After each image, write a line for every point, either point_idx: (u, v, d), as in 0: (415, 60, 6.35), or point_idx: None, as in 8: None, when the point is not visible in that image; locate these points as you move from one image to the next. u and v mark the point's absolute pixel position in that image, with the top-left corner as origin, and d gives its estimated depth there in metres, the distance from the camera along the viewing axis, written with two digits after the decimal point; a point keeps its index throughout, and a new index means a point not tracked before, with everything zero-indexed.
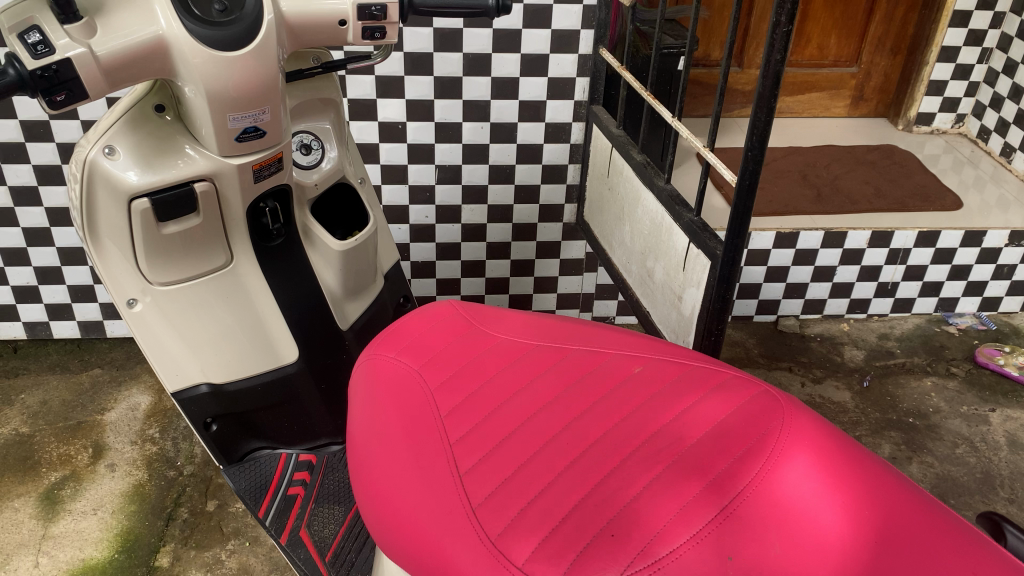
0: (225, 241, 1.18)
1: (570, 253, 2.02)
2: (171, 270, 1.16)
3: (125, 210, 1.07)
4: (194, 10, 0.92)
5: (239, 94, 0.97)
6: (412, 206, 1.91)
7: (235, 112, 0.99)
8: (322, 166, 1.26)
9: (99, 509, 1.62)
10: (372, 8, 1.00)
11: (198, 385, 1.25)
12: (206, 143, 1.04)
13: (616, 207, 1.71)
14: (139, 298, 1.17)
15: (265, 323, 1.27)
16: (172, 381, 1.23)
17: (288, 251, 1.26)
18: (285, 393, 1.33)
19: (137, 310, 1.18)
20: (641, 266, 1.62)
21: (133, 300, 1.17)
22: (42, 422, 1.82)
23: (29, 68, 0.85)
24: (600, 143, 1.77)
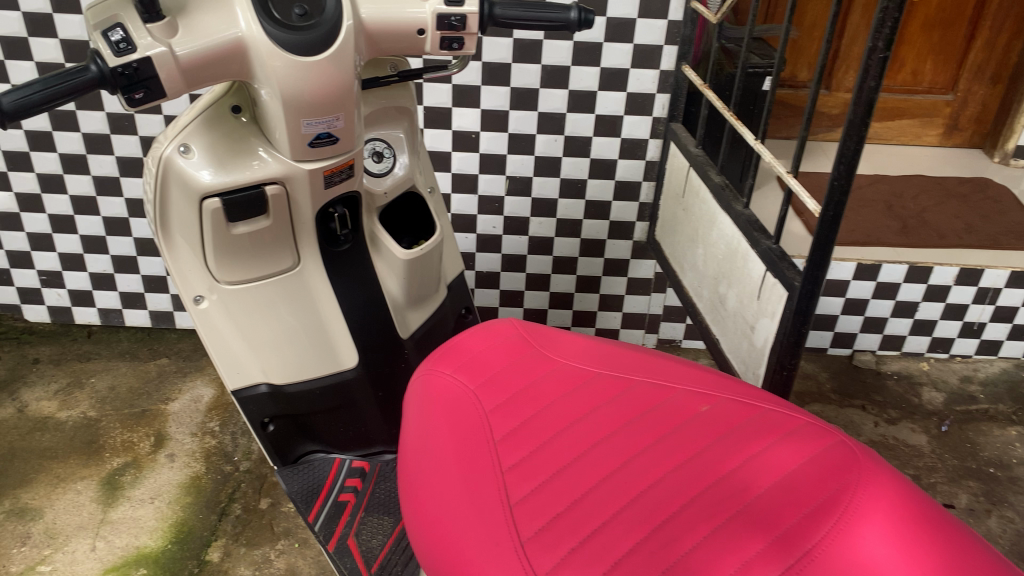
0: (293, 245, 1.18)
1: (639, 272, 1.97)
2: (238, 269, 1.18)
3: (197, 208, 1.08)
4: (274, 13, 0.92)
5: (314, 98, 0.96)
6: (480, 216, 1.89)
7: (310, 118, 0.98)
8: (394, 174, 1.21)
9: (156, 498, 1.64)
10: (451, 19, 0.98)
11: (257, 384, 1.26)
12: (279, 146, 1.03)
13: (690, 228, 1.66)
14: (206, 295, 1.20)
15: (327, 327, 1.27)
16: (233, 379, 1.25)
17: (354, 257, 1.25)
18: (342, 397, 1.32)
19: (204, 307, 1.20)
20: (713, 291, 1.56)
21: (199, 297, 1.20)
22: (109, 407, 1.88)
23: (110, 64, 0.86)
24: (676, 161, 1.72)
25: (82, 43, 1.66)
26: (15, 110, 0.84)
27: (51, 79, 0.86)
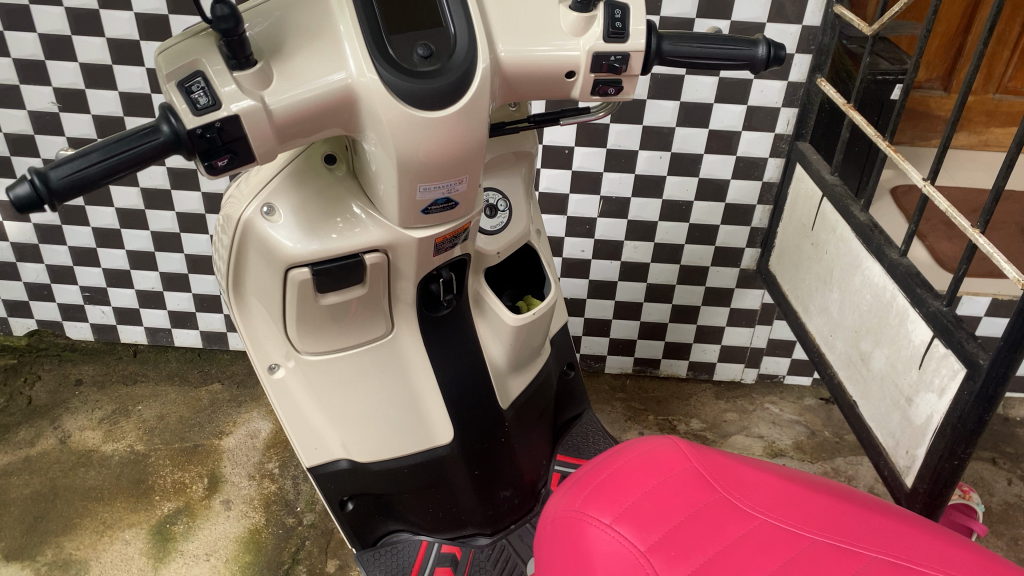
0: (388, 313, 0.99)
1: (744, 302, 1.77)
2: (323, 340, 0.99)
3: (280, 277, 0.89)
4: (390, 51, 0.72)
5: (438, 161, 0.76)
6: (568, 238, 1.69)
7: (430, 183, 0.79)
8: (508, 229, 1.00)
9: (211, 555, 1.48)
10: (611, 58, 0.77)
11: (338, 459, 1.09)
12: (384, 210, 0.84)
13: (821, 267, 1.46)
14: (282, 363, 1.03)
15: (421, 401, 1.08)
16: (311, 455, 1.08)
17: (455, 322, 1.06)
18: (435, 477, 1.13)
19: (279, 376, 1.04)
20: (853, 346, 1.36)
21: (275, 365, 1.04)
22: (158, 440, 1.72)
23: (188, 125, 0.67)
24: (804, 187, 1.51)
25: (131, 43, 1.47)
26: (66, 189, 0.65)
27: (112, 146, 0.67)
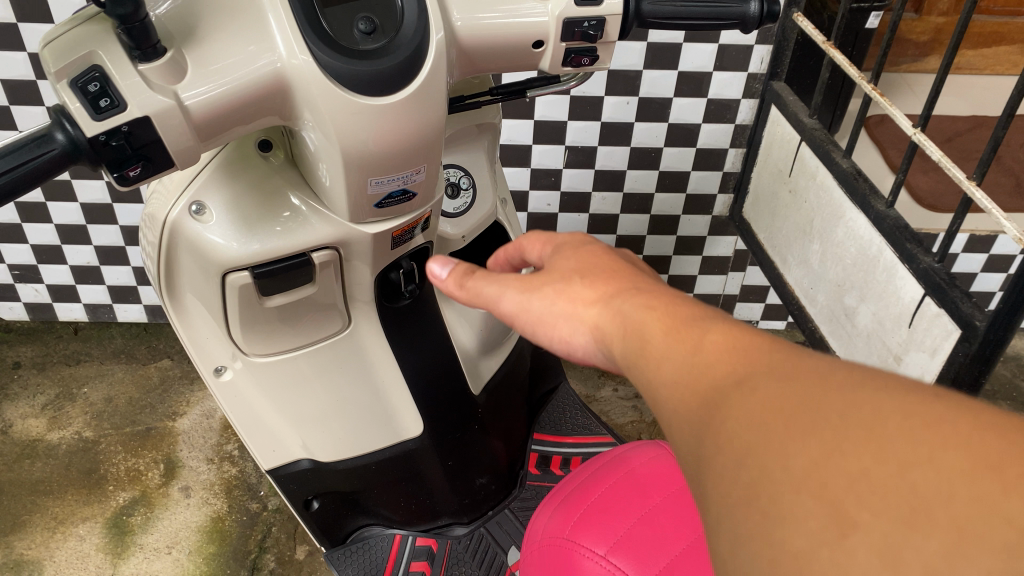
0: (344, 309, 0.89)
1: (716, 249, 1.70)
2: (272, 341, 0.90)
3: (218, 282, 0.78)
4: (325, 25, 0.61)
5: (392, 152, 0.67)
6: (533, 191, 1.59)
7: (385, 177, 0.69)
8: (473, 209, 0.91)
9: (174, 548, 1.41)
10: (584, 25, 0.67)
11: (299, 459, 1.03)
12: (332, 206, 0.73)
13: (800, 217, 1.38)
14: (229, 365, 0.94)
15: (385, 395, 1.00)
16: (269, 458, 1.01)
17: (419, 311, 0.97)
18: (406, 470, 1.07)
19: (227, 378, 0.95)
20: (836, 300, 1.30)
21: (222, 367, 0.94)
22: (107, 425, 1.62)
23: (89, 132, 0.56)
24: (780, 131, 1.42)
25: None
26: None
27: None
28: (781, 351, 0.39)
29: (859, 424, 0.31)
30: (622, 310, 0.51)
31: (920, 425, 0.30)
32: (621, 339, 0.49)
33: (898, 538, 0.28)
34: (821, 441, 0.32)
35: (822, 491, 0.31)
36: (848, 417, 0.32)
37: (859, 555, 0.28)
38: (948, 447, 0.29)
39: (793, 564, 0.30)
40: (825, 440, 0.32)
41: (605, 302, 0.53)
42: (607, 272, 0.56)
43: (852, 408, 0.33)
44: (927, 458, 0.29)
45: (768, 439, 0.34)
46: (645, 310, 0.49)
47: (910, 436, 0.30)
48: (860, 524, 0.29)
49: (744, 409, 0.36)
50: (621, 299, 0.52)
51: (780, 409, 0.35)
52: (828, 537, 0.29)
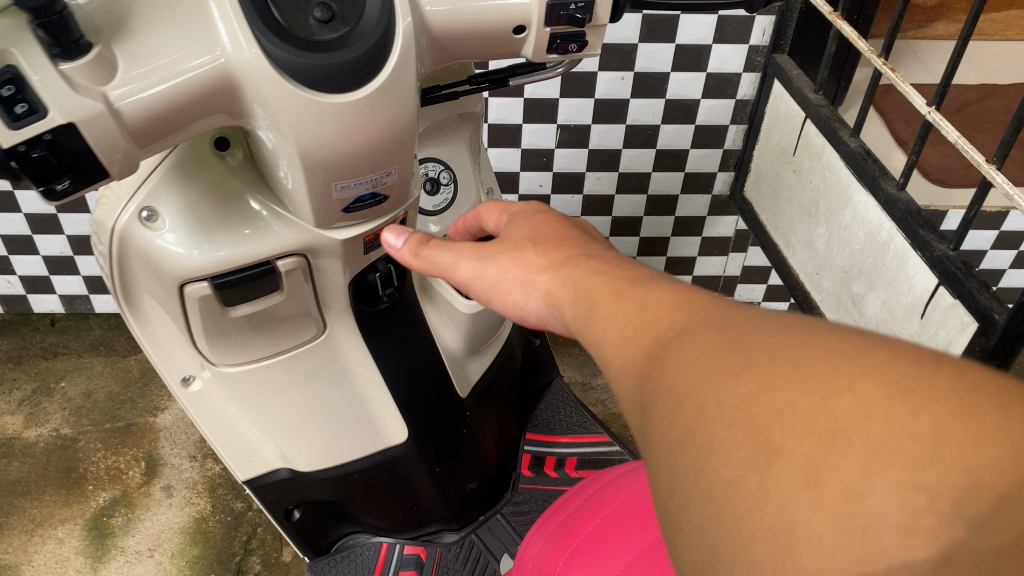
0: (318, 314, 0.83)
1: (716, 230, 1.63)
2: (241, 349, 0.83)
3: (176, 293, 0.72)
4: (274, 12, 0.53)
5: (356, 152, 0.60)
6: (523, 172, 1.52)
7: (350, 180, 0.62)
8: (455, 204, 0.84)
9: (156, 551, 1.35)
10: (571, 7, 0.60)
11: (277, 468, 0.97)
12: (296, 211, 0.67)
13: (805, 199, 1.32)
14: (198, 374, 0.87)
15: (367, 401, 0.94)
16: (245, 468, 0.95)
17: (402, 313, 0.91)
18: (390, 478, 1.01)
19: (196, 388, 0.89)
20: (843, 287, 1.24)
21: (190, 377, 0.88)
22: (86, 421, 1.57)
23: (4, 144, 0.48)
24: (783, 107, 1.35)
25: None
26: None
27: None
28: (707, 302, 0.42)
29: (775, 358, 0.33)
30: (572, 273, 0.54)
31: (835, 358, 0.32)
32: (573, 302, 0.52)
33: (823, 458, 0.30)
34: (747, 376, 0.34)
35: (747, 421, 0.32)
36: (768, 354, 0.34)
37: (783, 479, 0.31)
38: (857, 374, 0.31)
39: (724, 492, 0.32)
40: (747, 377, 0.34)
41: (556, 269, 0.56)
42: (560, 240, 0.60)
43: (776, 349, 0.34)
44: (849, 387, 0.31)
45: (697, 379, 0.36)
46: (592, 276, 0.52)
47: (832, 368, 0.32)
48: (784, 452, 0.31)
49: (676, 354, 0.38)
50: (571, 263, 0.55)
51: (716, 350, 0.36)
52: (755, 463, 0.32)
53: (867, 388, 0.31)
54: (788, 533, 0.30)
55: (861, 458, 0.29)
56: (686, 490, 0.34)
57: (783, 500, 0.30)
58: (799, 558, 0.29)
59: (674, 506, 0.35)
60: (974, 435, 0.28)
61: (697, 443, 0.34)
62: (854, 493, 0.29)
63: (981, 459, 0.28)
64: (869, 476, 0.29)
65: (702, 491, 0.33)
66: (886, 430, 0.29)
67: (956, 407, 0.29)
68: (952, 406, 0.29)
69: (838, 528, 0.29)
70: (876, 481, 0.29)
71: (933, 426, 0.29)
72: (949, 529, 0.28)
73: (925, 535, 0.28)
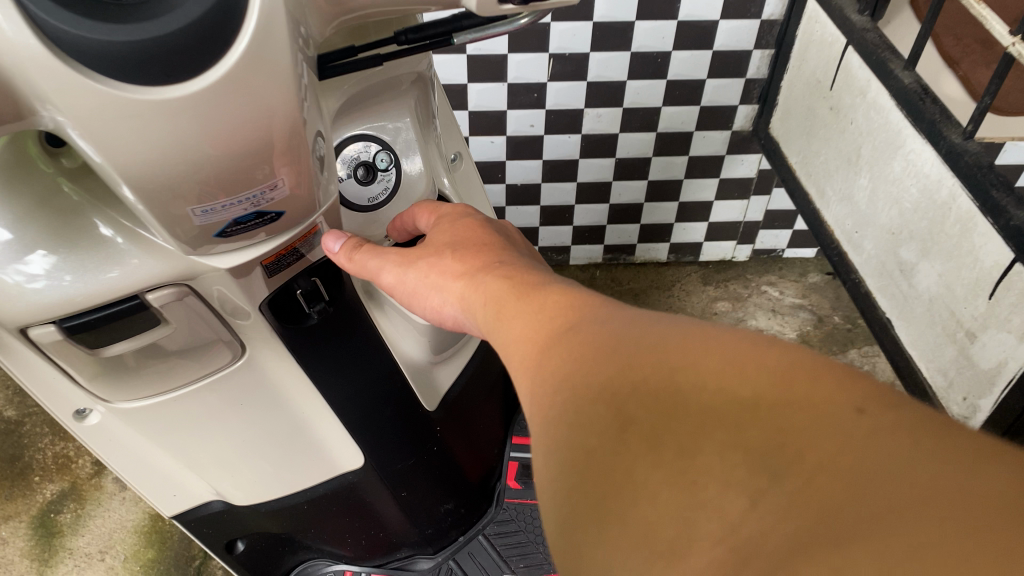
0: (234, 338, 0.64)
1: (736, 171, 1.41)
2: (136, 382, 0.65)
3: (15, 336, 0.53)
4: None
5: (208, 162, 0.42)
6: (512, 111, 1.28)
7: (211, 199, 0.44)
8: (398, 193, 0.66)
9: (107, 554, 1.21)
10: None
11: (209, 500, 0.81)
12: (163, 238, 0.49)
13: (847, 146, 1.10)
14: (92, 406, 0.69)
15: (310, 425, 0.77)
16: (171, 501, 0.79)
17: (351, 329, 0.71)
18: (349, 504, 0.85)
19: (93, 421, 0.70)
20: (891, 252, 1.04)
21: (82, 409, 0.69)
22: (32, 402, 1.41)
23: None
24: (823, 32, 1.11)
25: None
26: None
27: None
28: (595, 296, 0.43)
29: (638, 343, 0.36)
30: (481, 280, 0.49)
31: (690, 345, 0.34)
32: (481, 308, 0.48)
33: (664, 426, 0.32)
34: (612, 360, 0.36)
35: (609, 396, 0.34)
36: (637, 341, 0.36)
37: (630, 444, 0.32)
38: (705, 360, 0.33)
39: (584, 458, 0.33)
40: (614, 357, 0.36)
41: (470, 276, 0.50)
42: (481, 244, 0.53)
43: (638, 342, 0.36)
44: (691, 364, 0.33)
45: (578, 362, 0.38)
46: (502, 283, 0.47)
47: (682, 351, 0.34)
48: (633, 421, 0.33)
49: (562, 346, 0.39)
50: (482, 269, 0.50)
51: (587, 342, 0.38)
52: (611, 433, 0.33)
53: (705, 369, 0.33)
54: (635, 495, 0.31)
55: (696, 424, 0.31)
56: (557, 466, 0.35)
57: (629, 466, 0.32)
58: (644, 522, 0.30)
59: (546, 479, 0.36)
60: (792, 401, 0.30)
61: (567, 423, 0.35)
62: (686, 453, 0.30)
63: (794, 422, 0.30)
64: (700, 440, 0.30)
65: (569, 464, 0.34)
66: (717, 400, 0.31)
67: (782, 380, 0.31)
68: (773, 378, 0.31)
69: (671, 483, 0.30)
70: (707, 442, 0.30)
71: (755, 394, 0.31)
72: (760, 486, 0.28)
73: (740, 490, 0.29)
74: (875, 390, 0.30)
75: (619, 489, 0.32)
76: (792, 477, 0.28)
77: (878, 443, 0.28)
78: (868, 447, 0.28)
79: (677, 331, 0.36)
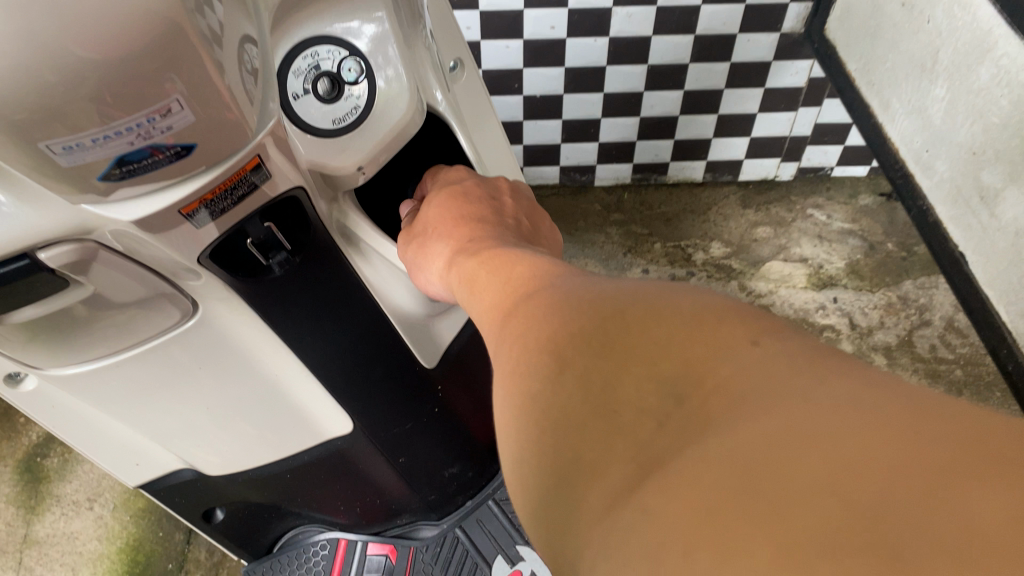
0: (179, 293, 0.52)
1: (783, 80, 1.24)
2: (66, 347, 0.52)
3: None
4: None
5: (51, 54, 0.31)
6: (528, 11, 1.11)
7: (76, 114, 0.33)
8: (376, 112, 0.54)
9: (96, 502, 1.13)
10: None
11: (178, 468, 0.71)
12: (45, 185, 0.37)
13: (924, 50, 0.93)
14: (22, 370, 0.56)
15: (288, 388, 0.65)
16: (131, 469, 0.69)
17: (328, 282, 0.59)
18: (340, 471, 0.76)
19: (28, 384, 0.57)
20: (971, 176, 0.89)
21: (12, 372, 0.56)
22: None
23: None
24: None
25: None
26: None
27: None
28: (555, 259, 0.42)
29: (574, 294, 0.35)
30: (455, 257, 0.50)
31: (618, 293, 0.33)
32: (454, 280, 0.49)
33: (589, 364, 0.30)
34: (548, 312, 0.35)
35: (547, 341, 0.33)
36: (574, 292, 0.35)
37: (563, 382, 0.31)
38: (624, 301, 0.32)
39: (526, 404, 0.32)
40: (553, 308, 0.35)
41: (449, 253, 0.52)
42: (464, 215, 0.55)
43: (573, 295, 0.35)
44: (614, 306, 0.32)
45: (523, 314, 0.37)
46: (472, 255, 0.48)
47: (609, 297, 0.33)
48: (566, 361, 0.31)
49: (512, 303, 0.39)
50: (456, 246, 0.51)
51: (529, 298, 0.37)
52: (546, 374, 0.32)
53: (626, 307, 0.32)
54: (562, 431, 0.30)
55: (613, 354, 0.30)
56: (508, 418, 0.34)
57: (562, 406, 0.30)
58: (570, 458, 0.29)
59: (501, 439, 0.34)
60: (699, 335, 0.28)
61: (510, 373, 0.34)
62: (607, 387, 0.29)
63: (698, 353, 0.28)
64: (620, 371, 0.29)
65: (515, 413, 0.33)
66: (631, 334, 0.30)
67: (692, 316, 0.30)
68: (683, 309, 0.30)
69: (593, 414, 0.29)
70: (625, 376, 0.29)
71: (667, 323, 0.30)
72: (668, 412, 0.27)
73: (652, 416, 0.27)
74: (773, 328, 0.29)
75: (546, 425, 0.31)
76: (696, 394, 0.26)
77: (782, 372, 0.26)
78: (765, 374, 0.26)
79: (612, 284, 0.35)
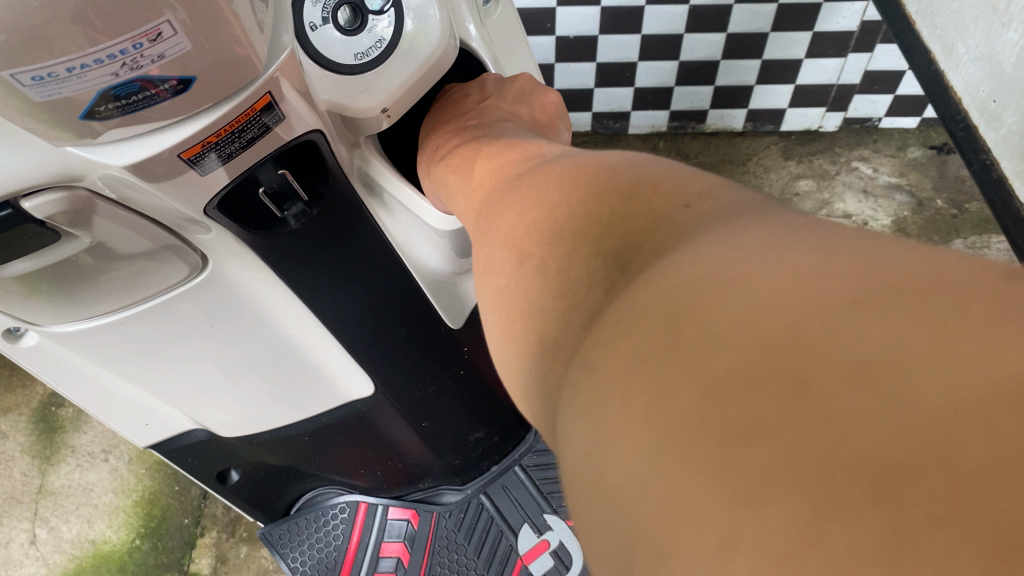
0: (189, 247, 0.47)
1: (833, 24, 1.16)
2: (68, 305, 0.48)
3: None
4: None
5: None
6: None
7: (51, 40, 0.28)
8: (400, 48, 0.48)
9: (112, 453, 1.10)
10: None
11: (191, 429, 0.67)
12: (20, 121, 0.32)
13: None
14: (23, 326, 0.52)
15: (308, 349, 0.61)
16: (144, 430, 0.66)
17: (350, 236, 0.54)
18: (362, 434, 0.72)
19: (31, 340, 0.53)
20: None
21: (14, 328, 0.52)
22: None
23: None
24: None
25: None
26: None
27: None
28: (526, 151, 0.44)
29: (536, 187, 0.36)
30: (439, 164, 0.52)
31: (571, 177, 0.35)
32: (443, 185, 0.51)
33: (547, 251, 0.32)
34: (515, 210, 0.37)
35: (513, 237, 0.35)
36: (537, 185, 0.37)
37: (527, 272, 0.33)
38: (574, 183, 0.34)
39: (504, 299, 0.34)
40: (519, 203, 0.37)
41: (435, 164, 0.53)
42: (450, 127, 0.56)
43: (535, 188, 0.37)
44: (565, 192, 0.34)
45: (497, 213, 0.39)
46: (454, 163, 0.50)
47: (563, 184, 0.35)
48: (529, 252, 0.33)
49: (490, 203, 0.41)
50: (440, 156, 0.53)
51: (503, 198, 0.39)
52: (514, 267, 0.34)
53: (574, 189, 0.33)
54: (529, 315, 0.31)
55: (565, 235, 0.32)
56: (492, 316, 0.36)
57: (527, 294, 0.32)
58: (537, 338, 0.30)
59: (494, 343, 0.36)
60: (636, 208, 0.30)
61: (491, 273, 0.36)
62: (563, 270, 0.31)
63: (635, 223, 0.29)
64: (572, 250, 0.31)
65: (497, 310, 0.35)
66: (578, 218, 0.32)
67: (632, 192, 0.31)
68: (624, 184, 0.31)
69: (553, 294, 0.30)
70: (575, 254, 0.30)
71: (608, 200, 0.31)
72: (612, 279, 0.28)
73: (599, 285, 0.28)
74: (711, 190, 0.30)
75: (521, 310, 0.32)
76: (635, 257, 0.28)
77: (713, 225, 0.27)
78: (697, 231, 0.27)
79: (563, 166, 0.37)
